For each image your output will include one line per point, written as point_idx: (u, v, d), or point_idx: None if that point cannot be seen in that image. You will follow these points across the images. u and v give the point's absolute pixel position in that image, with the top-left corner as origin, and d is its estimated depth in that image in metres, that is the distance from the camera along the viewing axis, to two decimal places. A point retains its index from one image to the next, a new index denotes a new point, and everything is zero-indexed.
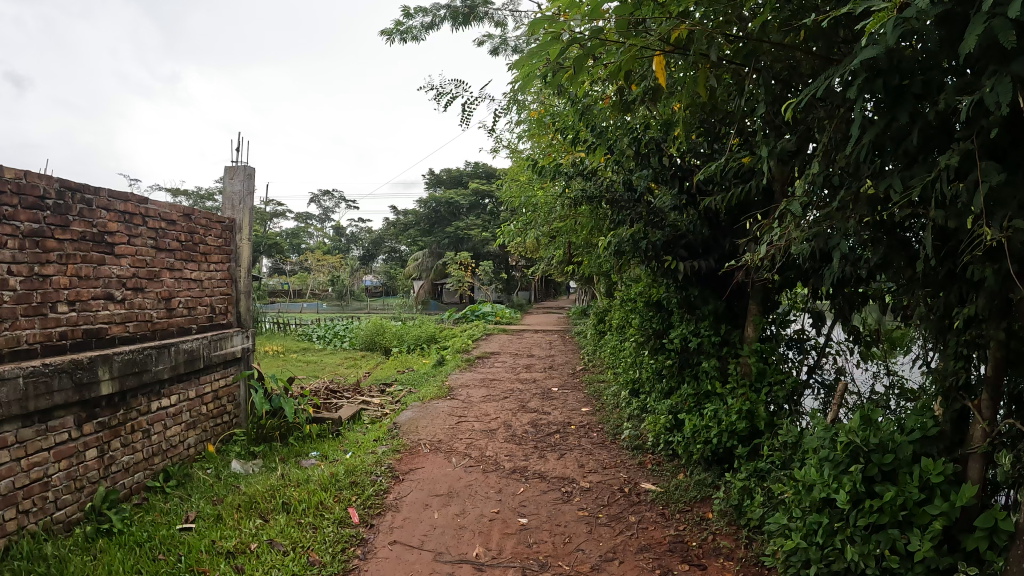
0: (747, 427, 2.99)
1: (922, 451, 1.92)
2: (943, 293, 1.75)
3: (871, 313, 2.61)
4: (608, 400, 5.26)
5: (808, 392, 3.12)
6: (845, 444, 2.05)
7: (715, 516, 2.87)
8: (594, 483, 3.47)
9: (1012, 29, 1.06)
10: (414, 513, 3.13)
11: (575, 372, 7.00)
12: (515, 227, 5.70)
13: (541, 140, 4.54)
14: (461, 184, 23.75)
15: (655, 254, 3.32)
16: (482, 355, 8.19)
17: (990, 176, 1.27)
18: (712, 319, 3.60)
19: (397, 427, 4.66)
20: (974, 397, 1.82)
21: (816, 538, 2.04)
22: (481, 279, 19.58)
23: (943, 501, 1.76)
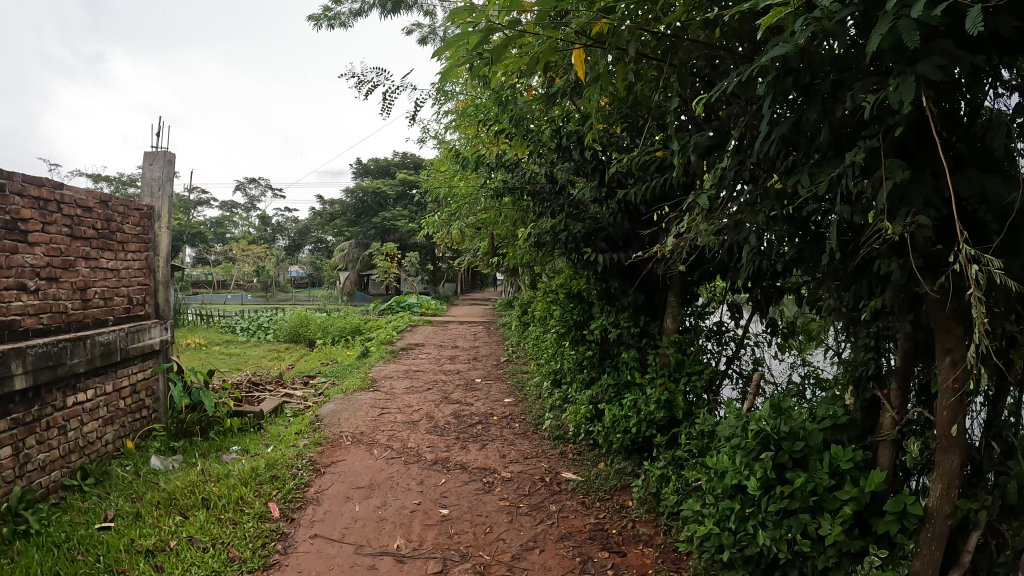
0: (666, 416, 3.07)
1: (833, 438, 1.98)
2: (852, 287, 1.80)
3: (786, 305, 2.68)
4: (530, 390, 5.29)
5: (726, 381, 3.18)
6: (756, 432, 2.11)
7: (634, 504, 2.91)
8: (515, 473, 3.49)
9: (916, 30, 1.10)
10: (336, 506, 3.08)
11: (498, 363, 7.02)
12: (440, 218, 5.68)
13: (466, 131, 4.53)
14: (388, 174, 23.50)
15: (575, 246, 3.36)
16: (406, 347, 8.13)
17: (895, 173, 1.32)
18: (633, 311, 3.68)
19: (319, 419, 4.58)
20: (883, 386, 1.89)
21: (729, 524, 2.09)
22: (407, 270, 19.44)
23: (852, 486, 1.82)
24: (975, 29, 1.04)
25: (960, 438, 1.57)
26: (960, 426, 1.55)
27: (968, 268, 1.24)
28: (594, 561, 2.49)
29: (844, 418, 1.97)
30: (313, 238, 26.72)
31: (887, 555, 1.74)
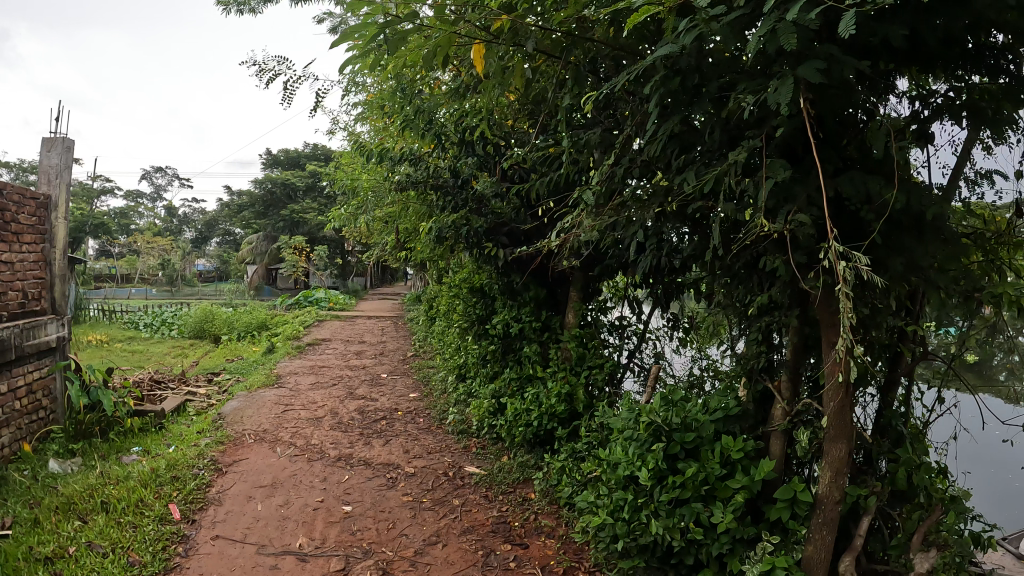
0: (566, 410, 3.13)
1: (725, 429, 2.06)
2: (740, 282, 1.86)
3: (684, 300, 2.75)
4: (435, 385, 5.29)
5: (627, 373, 3.27)
6: (647, 424, 2.16)
7: (537, 497, 2.94)
8: (419, 468, 3.48)
9: (794, 33, 1.15)
10: (237, 505, 3.01)
11: (404, 358, 6.98)
12: (347, 211, 5.62)
13: (373, 123, 4.50)
14: (299, 166, 23.02)
15: (478, 241, 3.42)
16: (313, 342, 7.98)
17: (777, 172, 1.37)
18: (534, 305, 3.83)
19: (221, 417, 4.46)
20: (774, 378, 1.97)
21: (623, 515, 2.14)
22: (317, 264, 19.07)
23: (743, 475, 1.89)
24: (845, 32, 1.10)
25: (846, 427, 1.64)
26: (847, 416, 1.62)
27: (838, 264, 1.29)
28: (496, 554, 2.51)
29: (736, 409, 2.04)
30: (221, 230, 25.92)
31: (778, 541, 1.82)
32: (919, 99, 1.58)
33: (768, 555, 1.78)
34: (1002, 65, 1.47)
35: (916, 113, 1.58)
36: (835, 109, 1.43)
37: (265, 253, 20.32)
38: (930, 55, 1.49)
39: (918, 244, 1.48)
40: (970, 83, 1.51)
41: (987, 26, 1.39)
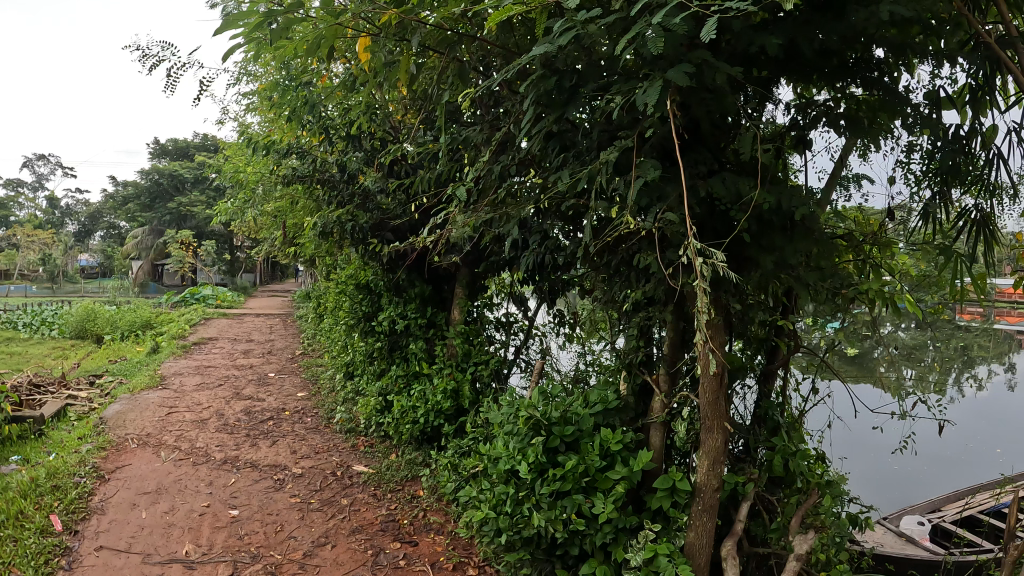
0: (452, 406, 3.21)
1: (605, 421, 2.11)
2: (614, 277, 1.92)
3: (567, 295, 2.83)
4: (324, 383, 5.24)
5: (513, 369, 3.37)
6: (526, 418, 2.20)
7: (425, 494, 2.99)
8: (307, 468, 3.45)
9: (662, 38, 1.19)
10: (121, 514, 2.88)
11: (294, 356, 6.88)
12: (235, 204, 5.47)
13: (261, 114, 4.39)
14: (187, 156, 22.17)
15: (362, 236, 3.55)
16: (202, 341, 7.72)
17: (647, 173, 1.42)
18: (420, 302, 3.84)
19: (103, 421, 4.25)
20: (652, 372, 2.05)
21: (505, 508, 2.19)
22: (206, 258, 18.44)
23: (623, 466, 1.94)
24: (710, 37, 1.14)
25: (721, 417, 1.71)
26: (720, 406, 1.69)
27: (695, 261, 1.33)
28: (386, 552, 2.53)
29: (614, 402, 2.11)
30: (104, 223, 24.69)
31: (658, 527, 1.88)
32: (799, 107, 1.68)
33: (649, 543, 1.83)
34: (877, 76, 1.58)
35: (795, 121, 1.68)
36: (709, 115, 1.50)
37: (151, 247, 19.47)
38: (795, 68, 1.58)
39: (789, 244, 1.56)
40: (850, 95, 1.59)
41: (848, 44, 1.49)
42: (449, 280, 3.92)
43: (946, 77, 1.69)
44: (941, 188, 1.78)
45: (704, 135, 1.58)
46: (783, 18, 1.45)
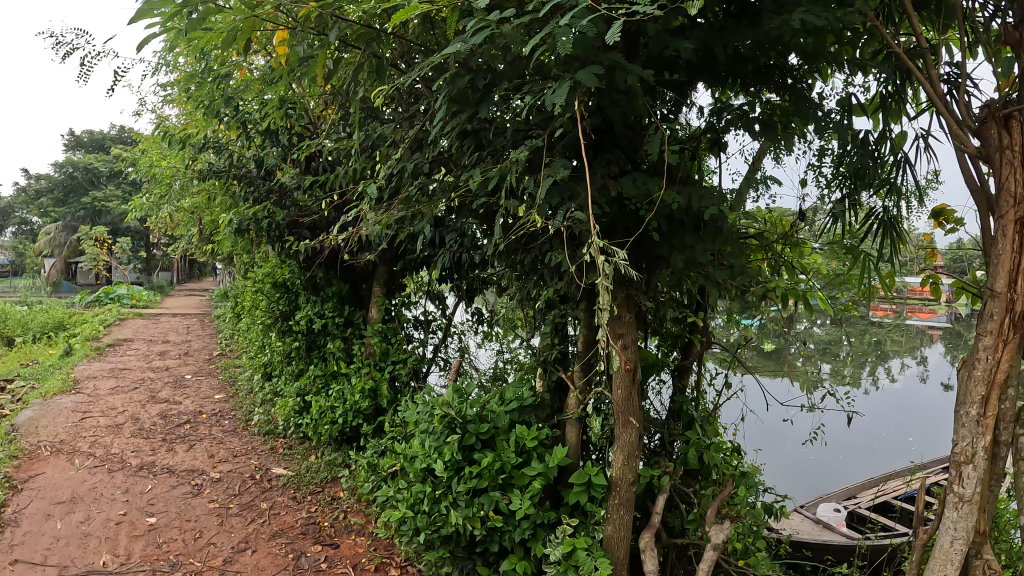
0: (371, 406, 3.60)
1: (519, 418, 2.27)
2: (531, 274, 2.11)
3: (483, 292, 3.14)
4: (242, 385, 5.31)
5: (433, 366, 3.68)
6: (441, 416, 2.32)
7: (343, 495, 3.21)
8: (225, 473, 3.55)
9: (567, 38, 1.24)
10: (35, 525, 2.80)
11: (211, 357, 6.80)
12: (149, 200, 5.37)
13: (179, 106, 4.37)
14: (102, 150, 21.50)
15: (280, 232, 3.92)
16: (114, 342, 7.50)
17: (558, 173, 1.63)
18: (337, 300, 4.24)
19: (13, 428, 4.08)
20: (568, 367, 2.27)
21: (423, 507, 2.36)
22: (122, 256, 17.94)
23: (539, 462, 2.10)
24: (613, 41, 1.18)
25: (632, 410, 1.92)
26: (632, 400, 1.91)
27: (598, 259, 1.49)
28: (307, 555, 2.68)
29: (528, 399, 2.29)
30: (9, 218, 23.56)
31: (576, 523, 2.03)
32: (714, 112, 1.88)
33: (567, 537, 1.97)
34: (785, 81, 1.82)
35: (714, 123, 1.87)
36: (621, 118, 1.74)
37: (62, 244, 18.80)
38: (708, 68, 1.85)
39: (699, 241, 1.89)
40: (765, 98, 1.83)
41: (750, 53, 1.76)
42: (366, 279, 4.27)
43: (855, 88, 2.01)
44: (850, 190, 2.15)
45: (617, 136, 1.85)
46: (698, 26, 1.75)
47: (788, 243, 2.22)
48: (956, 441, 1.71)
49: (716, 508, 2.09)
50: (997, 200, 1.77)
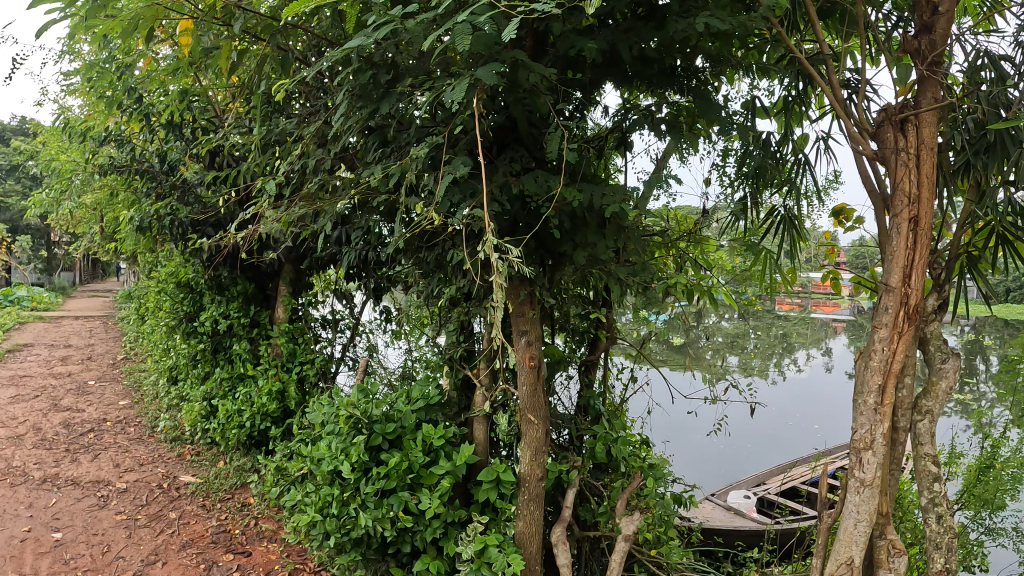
0: (278, 407, 4.03)
1: (425, 416, 2.99)
2: (439, 274, 2.89)
3: (391, 292, 3.71)
4: (148, 390, 5.31)
5: (340, 365, 4.27)
6: (347, 418, 2.98)
7: (254, 501, 3.68)
8: (131, 482, 3.85)
9: (465, 35, 1.56)
10: None
11: (117, 362, 6.66)
12: (46, 197, 5.26)
13: (81, 97, 4.37)
14: (3, 143, 20.61)
15: (182, 229, 4.10)
16: (7, 347, 7.27)
17: (458, 169, 2.18)
18: (242, 299, 4.51)
19: None
20: (470, 364, 3.07)
21: (333, 510, 2.89)
22: (22, 257, 17.25)
23: (446, 462, 2.75)
24: (505, 36, 1.47)
25: (537, 406, 2.64)
26: (537, 406, 2.63)
27: (494, 255, 1.97)
28: (220, 565, 3.08)
29: (434, 399, 3.02)
30: None
31: (486, 519, 2.71)
32: (625, 108, 2.56)
33: (478, 536, 2.62)
34: (689, 83, 2.43)
35: (638, 115, 2.50)
36: (524, 114, 2.31)
37: None
38: (609, 76, 2.47)
39: (599, 241, 2.48)
40: (677, 100, 2.46)
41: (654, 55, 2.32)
42: (272, 278, 4.60)
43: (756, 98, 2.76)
44: (754, 190, 2.95)
45: (524, 136, 2.45)
46: (607, 33, 2.30)
47: (690, 238, 3.07)
48: (859, 429, 2.27)
49: (624, 502, 2.75)
50: (891, 201, 2.41)
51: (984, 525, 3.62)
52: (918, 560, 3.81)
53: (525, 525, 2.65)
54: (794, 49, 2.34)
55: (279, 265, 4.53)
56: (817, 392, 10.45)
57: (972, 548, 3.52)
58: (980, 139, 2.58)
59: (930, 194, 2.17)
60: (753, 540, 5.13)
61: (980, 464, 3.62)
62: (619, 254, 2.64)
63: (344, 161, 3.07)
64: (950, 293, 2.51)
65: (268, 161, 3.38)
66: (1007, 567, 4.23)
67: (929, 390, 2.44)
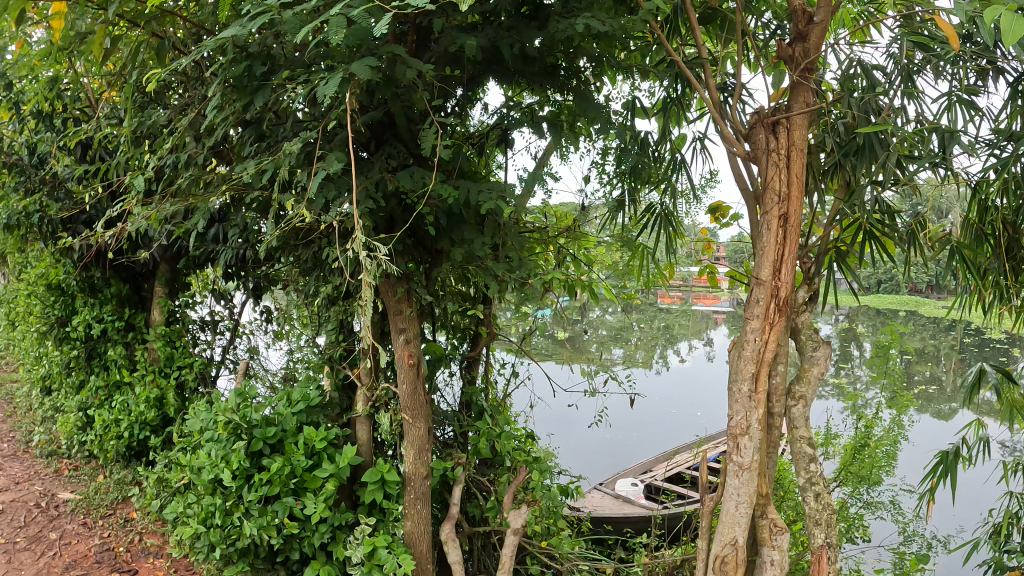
0: (157, 416, 3.87)
1: (305, 420, 3.08)
2: (317, 270, 3.11)
3: (271, 292, 3.86)
4: (19, 402, 5.01)
5: (220, 369, 4.12)
6: (225, 424, 3.04)
7: (138, 515, 3.53)
8: (7, 502, 3.63)
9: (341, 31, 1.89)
10: None
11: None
12: None
13: None
14: None
15: (51, 228, 3.87)
16: None
17: (333, 165, 2.39)
18: (116, 302, 4.21)
19: None
20: (349, 364, 3.23)
21: (216, 522, 2.98)
22: None
23: (329, 465, 2.89)
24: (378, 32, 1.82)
25: (419, 408, 2.92)
26: (417, 403, 2.92)
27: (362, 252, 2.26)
28: None
29: (313, 400, 3.11)
30: None
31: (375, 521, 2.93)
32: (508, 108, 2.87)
33: (367, 539, 2.82)
34: (564, 87, 2.78)
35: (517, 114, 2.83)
36: (401, 109, 2.62)
37: None
38: (494, 71, 2.78)
39: (473, 237, 2.77)
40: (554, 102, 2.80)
41: (536, 53, 2.66)
42: (147, 278, 4.30)
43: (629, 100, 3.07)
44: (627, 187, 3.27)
45: (403, 135, 2.74)
46: (490, 39, 2.62)
47: (569, 235, 3.20)
48: (734, 417, 2.61)
49: (510, 497, 3.04)
50: (761, 199, 2.74)
51: (863, 500, 3.87)
52: (799, 535, 4.07)
53: (416, 523, 2.90)
54: (674, 54, 2.66)
55: (154, 266, 4.26)
56: (699, 380, 10.86)
57: (851, 523, 3.73)
58: (851, 142, 2.86)
59: (798, 195, 2.51)
60: (640, 525, 5.29)
61: (855, 444, 3.87)
62: (498, 253, 2.83)
63: (221, 157, 3.18)
64: (818, 284, 2.94)
65: (140, 154, 3.29)
66: (888, 540, 4.48)
67: (801, 375, 2.83)
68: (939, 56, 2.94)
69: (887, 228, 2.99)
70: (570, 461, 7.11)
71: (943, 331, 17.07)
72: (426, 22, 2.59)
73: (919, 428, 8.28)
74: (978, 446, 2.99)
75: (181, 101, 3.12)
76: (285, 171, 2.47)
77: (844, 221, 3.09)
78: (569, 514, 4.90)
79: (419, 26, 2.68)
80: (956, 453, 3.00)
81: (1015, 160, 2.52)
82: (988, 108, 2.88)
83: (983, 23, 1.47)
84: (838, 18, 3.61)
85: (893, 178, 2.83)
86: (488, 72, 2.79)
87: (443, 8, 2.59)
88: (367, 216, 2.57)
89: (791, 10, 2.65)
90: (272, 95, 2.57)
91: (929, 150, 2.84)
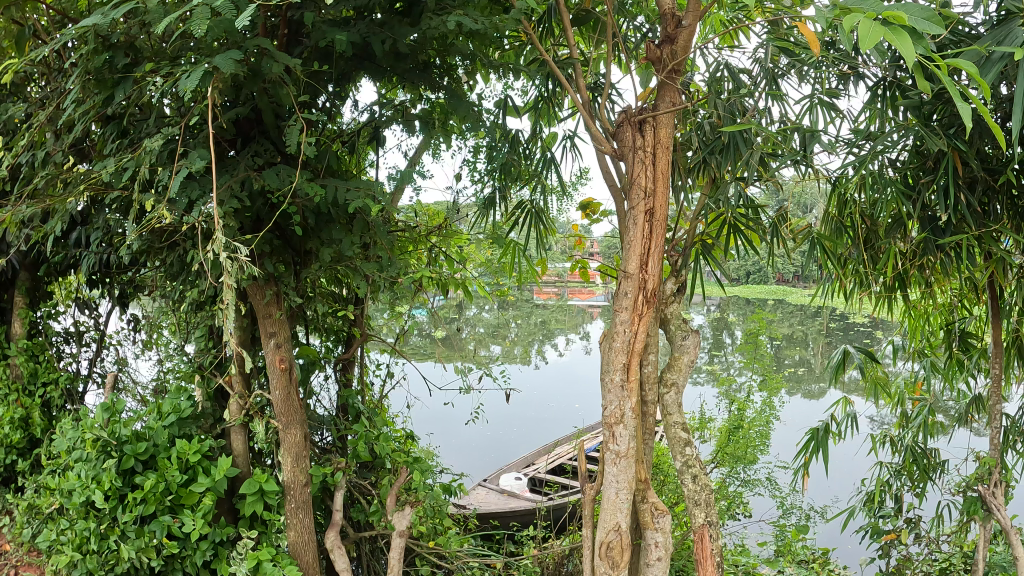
0: (25, 438, 3.64)
1: (179, 432, 2.89)
2: (183, 274, 2.93)
3: (138, 299, 3.60)
4: None
5: (89, 384, 3.91)
6: (94, 442, 2.79)
7: (10, 546, 3.34)
8: None
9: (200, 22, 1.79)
10: None
11: None
12: None
13: None
14: None
15: None
16: None
17: (198, 164, 2.26)
18: None
19: None
20: (221, 373, 3.07)
21: (92, 547, 2.77)
22: None
23: (205, 479, 2.72)
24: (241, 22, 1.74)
25: (293, 411, 2.83)
26: (290, 407, 2.83)
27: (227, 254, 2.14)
28: None
29: (185, 412, 2.92)
30: None
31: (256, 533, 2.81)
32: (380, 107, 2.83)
33: (250, 552, 2.69)
34: (437, 83, 2.74)
35: (390, 111, 2.79)
36: (268, 105, 2.52)
37: None
38: (366, 68, 2.73)
39: (347, 237, 2.70)
40: (425, 99, 2.78)
41: (409, 48, 2.62)
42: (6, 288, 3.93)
43: (499, 99, 3.09)
44: (500, 185, 3.29)
45: (273, 133, 2.62)
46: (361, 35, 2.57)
47: (441, 233, 3.12)
48: (609, 406, 2.67)
49: (394, 499, 3.00)
50: (625, 194, 2.84)
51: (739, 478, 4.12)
52: (682, 516, 4.26)
53: (298, 534, 2.82)
54: (544, 51, 2.68)
55: (12, 274, 3.90)
56: (575, 372, 11.16)
57: (727, 501, 3.96)
58: (715, 141, 2.98)
59: (663, 189, 2.61)
60: (526, 518, 5.36)
61: (730, 426, 4.09)
62: (370, 252, 2.77)
63: (83, 153, 2.95)
64: (684, 275, 3.09)
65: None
66: (765, 515, 4.76)
67: (671, 363, 2.98)
68: (802, 61, 3.17)
69: (752, 222, 3.18)
70: (452, 459, 7.15)
71: (800, 318, 18.23)
72: (297, 16, 2.51)
73: (789, 409, 8.79)
74: (845, 422, 3.24)
75: (39, 93, 2.86)
76: (145, 169, 2.31)
77: (711, 215, 3.23)
78: (457, 512, 4.94)
79: (289, 19, 2.59)
80: (825, 430, 3.23)
81: (871, 157, 2.73)
82: (847, 110, 3.13)
83: (841, 31, 1.39)
84: (707, 22, 3.78)
85: (755, 174, 3.01)
86: (359, 68, 2.74)
87: (315, 2, 2.52)
88: (231, 216, 2.45)
89: (661, 14, 2.76)
90: (134, 88, 2.41)
91: (791, 148, 3.02)
